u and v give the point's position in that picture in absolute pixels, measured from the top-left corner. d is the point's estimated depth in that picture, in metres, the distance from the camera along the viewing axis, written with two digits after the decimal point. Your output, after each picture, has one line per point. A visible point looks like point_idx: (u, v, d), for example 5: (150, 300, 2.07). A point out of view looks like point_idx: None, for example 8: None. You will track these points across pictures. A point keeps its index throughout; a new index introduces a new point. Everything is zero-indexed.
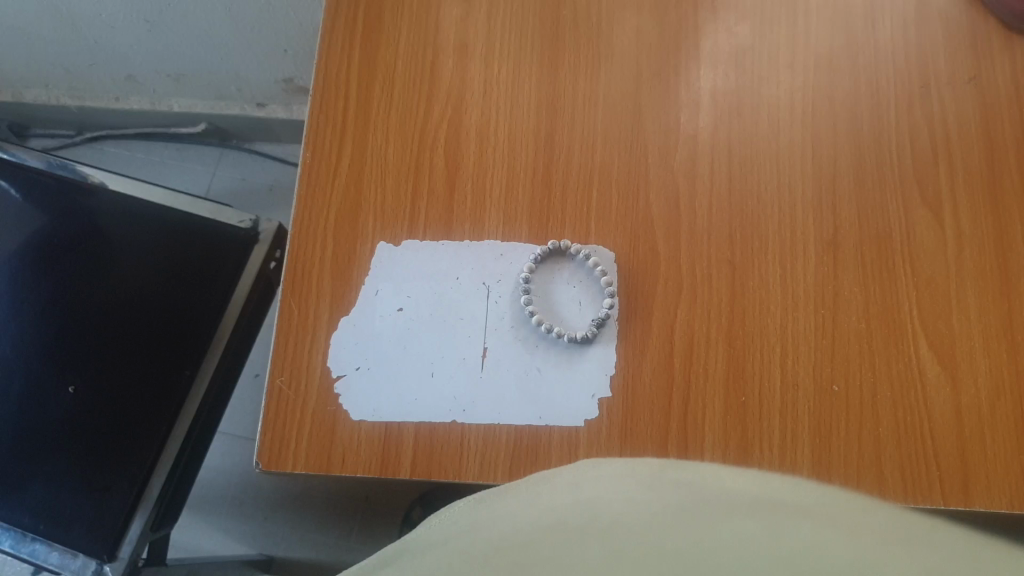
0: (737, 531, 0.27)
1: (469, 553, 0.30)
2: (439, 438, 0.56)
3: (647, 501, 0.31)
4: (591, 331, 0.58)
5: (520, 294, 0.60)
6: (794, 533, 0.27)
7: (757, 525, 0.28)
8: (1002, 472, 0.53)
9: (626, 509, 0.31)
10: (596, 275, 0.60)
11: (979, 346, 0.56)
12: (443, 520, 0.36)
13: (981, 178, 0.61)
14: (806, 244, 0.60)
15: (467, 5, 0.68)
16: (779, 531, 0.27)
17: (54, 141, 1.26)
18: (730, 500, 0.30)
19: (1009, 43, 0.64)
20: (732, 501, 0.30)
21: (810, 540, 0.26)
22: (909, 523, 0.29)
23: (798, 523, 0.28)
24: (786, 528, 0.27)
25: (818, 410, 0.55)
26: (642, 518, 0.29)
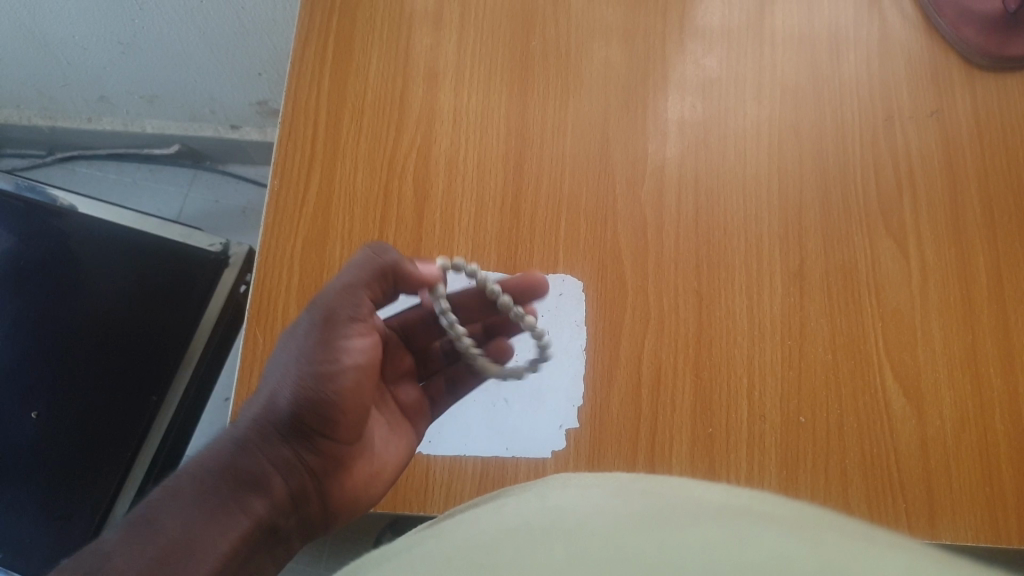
0: (697, 537, 0.27)
1: (430, 556, 0.30)
2: (406, 472, 0.57)
3: (612, 506, 0.31)
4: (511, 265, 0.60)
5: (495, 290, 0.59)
6: (755, 540, 0.27)
7: (717, 531, 0.27)
8: (969, 503, 0.53)
9: (588, 515, 0.30)
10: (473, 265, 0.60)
11: (944, 378, 0.57)
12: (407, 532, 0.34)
13: (944, 209, 0.61)
14: (774, 274, 0.60)
15: (437, 34, 0.68)
16: (740, 537, 0.27)
17: (24, 162, 1.24)
18: (693, 508, 0.30)
19: (970, 76, 0.65)
20: (694, 510, 0.30)
21: (773, 544, 0.26)
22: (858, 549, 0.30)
23: (758, 529, 0.28)
24: (746, 534, 0.27)
25: (785, 442, 0.56)
26: (604, 524, 0.29)
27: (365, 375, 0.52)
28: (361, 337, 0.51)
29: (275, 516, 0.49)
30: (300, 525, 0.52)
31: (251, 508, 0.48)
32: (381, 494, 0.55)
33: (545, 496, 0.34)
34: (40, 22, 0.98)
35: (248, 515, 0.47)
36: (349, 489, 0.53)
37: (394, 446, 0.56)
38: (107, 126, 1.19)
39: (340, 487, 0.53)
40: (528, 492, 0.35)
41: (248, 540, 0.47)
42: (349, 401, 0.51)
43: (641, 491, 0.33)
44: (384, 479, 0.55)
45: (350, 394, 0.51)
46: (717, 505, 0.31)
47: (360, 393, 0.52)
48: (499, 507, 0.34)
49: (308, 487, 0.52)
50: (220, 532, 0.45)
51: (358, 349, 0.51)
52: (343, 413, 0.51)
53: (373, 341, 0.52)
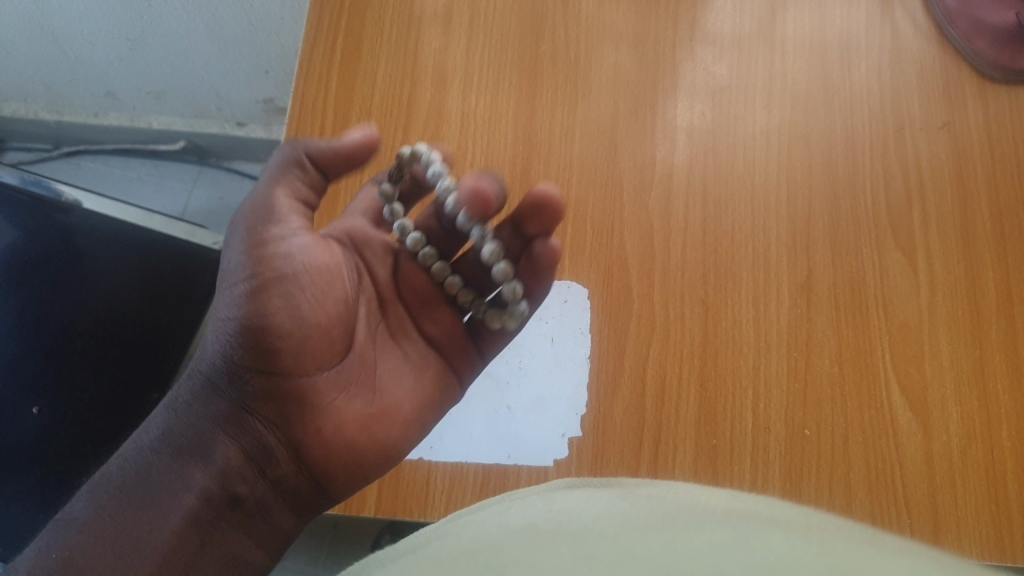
0: (700, 540, 0.28)
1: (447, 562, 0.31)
2: (406, 476, 0.57)
3: (621, 512, 0.32)
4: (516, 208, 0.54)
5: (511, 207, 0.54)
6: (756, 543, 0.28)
7: (721, 535, 0.29)
8: (974, 519, 0.53)
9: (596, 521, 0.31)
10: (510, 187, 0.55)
11: (951, 393, 0.56)
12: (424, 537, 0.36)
13: (954, 222, 0.61)
14: (781, 285, 0.60)
15: (446, 37, 0.68)
16: (740, 540, 0.28)
17: (31, 155, 1.23)
18: (698, 514, 0.31)
19: (982, 89, 0.64)
20: (700, 516, 0.31)
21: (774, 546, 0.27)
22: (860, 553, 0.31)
23: (761, 532, 0.29)
24: (748, 536, 0.28)
25: (790, 454, 0.55)
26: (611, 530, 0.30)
27: (299, 292, 0.46)
28: (285, 245, 0.46)
29: (225, 485, 0.46)
30: (273, 489, 0.48)
31: (190, 481, 0.45)
32: (388, 435, 0.49)
33: (558, 506, 0.35)
34: (48, 16, 0.98)
35: (187, 491, 0.45)
36: (329, 434, 0.48)
37: (407, 382, 0.51)
38: (113, 121, 1.19)
39: (319, 432, 0.47)
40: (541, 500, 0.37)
41: (194, 517, 0.44)
42: (285, 326, 0.45)
43: (651, 499, 0.34)
44: (389, 416, 0.49)
45: (281, 317, 0.45)
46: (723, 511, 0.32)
47: (296, 316, 0.46)
48: (513, 514, 0.36)
49: (267, 442, 0.47)
50: (151, 516, 0.43)
51: (277, 263, 0.45)
52: (280, 334, 0.45)
53: (304, 253, 0.46)
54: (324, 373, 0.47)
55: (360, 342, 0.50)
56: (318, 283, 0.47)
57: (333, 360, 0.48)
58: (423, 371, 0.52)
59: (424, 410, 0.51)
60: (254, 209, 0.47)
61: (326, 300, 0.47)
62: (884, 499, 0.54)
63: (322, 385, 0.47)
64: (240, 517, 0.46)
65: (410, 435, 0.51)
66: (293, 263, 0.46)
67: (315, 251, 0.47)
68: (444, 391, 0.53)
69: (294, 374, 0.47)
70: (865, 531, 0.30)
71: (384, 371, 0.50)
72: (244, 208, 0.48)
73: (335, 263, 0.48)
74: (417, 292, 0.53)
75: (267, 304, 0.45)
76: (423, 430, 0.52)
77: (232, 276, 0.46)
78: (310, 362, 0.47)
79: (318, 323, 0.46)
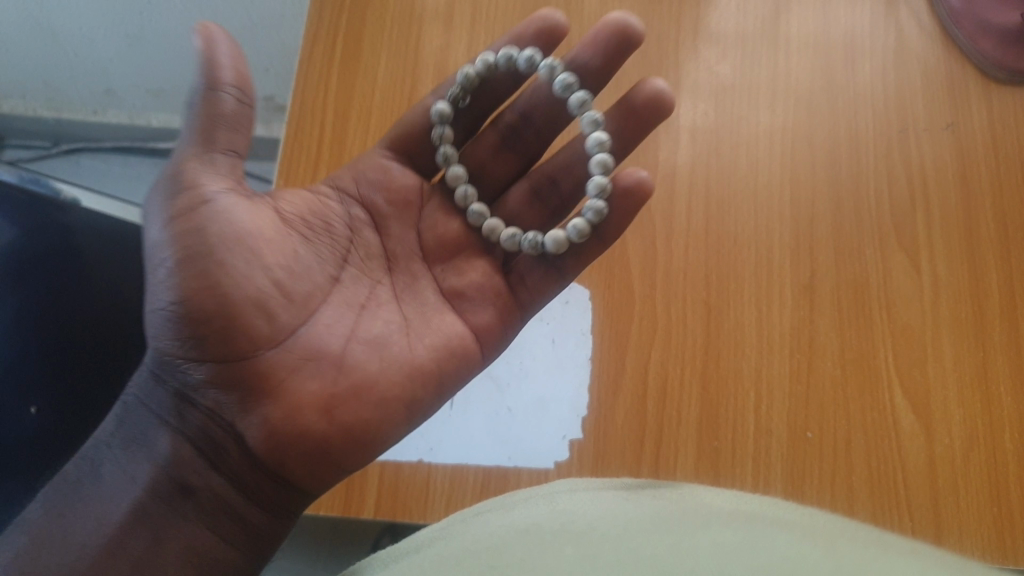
0: (706, 547, 0.33)
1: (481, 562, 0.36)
2: (406, 478, 0.57)
3: (632, 526, 0.36)
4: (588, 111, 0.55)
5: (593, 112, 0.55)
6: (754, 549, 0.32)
7: (724, 544, 0.33)
8: (975, 522, 0.53)
9: (612, 533, 0.36)
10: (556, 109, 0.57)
11: (954, 395, 0.56)
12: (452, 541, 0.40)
13: (957, 222, 0.60)
14: (783, 286, 0.59)
15: (448, 35, 0.67)
16: (741, 547, 0.33)
17: (30, 152, 1.20)
18: (700, 526, 0.36)
19: (987, 90, 0.64)
20: (704, 528, 0.35)
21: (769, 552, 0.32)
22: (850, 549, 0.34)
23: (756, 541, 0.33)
24: (746, 544, 0.33)
25: (792, 457, 0.55)
26: (627, 540, 0.35)
27: (213, 258, 0.44)
28: (202, 209, 0.45)
29: (171, 474, 0.45)
30: (231, 479, 0.46)
31: (135, 474, 0.45)
32: (358, 418, 0.45)
33: (572, 515, 0.39)
34: (47, 10, 0.99)
35: (133, 484, 0.44)
36: (278, 416, 0.44)
37: (394, 348, 0.48)
38: (113, 118, 1.17)
39: (268, 418, 0.45)
40: (554, 510, 0.41)
41: (140, 509, 0.44)
42: (201, 296, 0.44)
43: (655, 514, 0.38)
44: (358, 395, 0.46)
45: (196, 286, 0.44)
46: (724, 524, 0.36)
47: (212, 285, 0.44)
48: (532, 519, 0.40)
49: (217, 430, 0.46)
50: (96, 510, 0.43)
51: (188, 232, 0.44)
52: (209, 301, 0.44)
53: (215, 217, 0.45)
54: (266, 348, 0.45)
55: (337, 304, 0.48)
56: (237, 247, 0.45)
57: (271, 331, 0.45)
58: (423, 338, 0.49)
59: (410, 386, 0.47)
60: (165, 183, 0.46)
61: (249, 265, 0.45)
62: (886, 501, 0.54)
63: (264, 362, 0.45)
64: (195, 508, 0.45)
65: (388, 418, 0.46)
66: (201, 230, 0.44)
67: (228, 213, 0.45)
68: (452, 360, 0.49)
69: (226, 351, 0.44)
70: (845, 543, 0.34)
71: (371, 339, 0.48)
72: (157, 185, 0.47)
73: (260, 229, 0.46)
74: (445, 248, 0.54)
75: (182, 276, 0.44)
76: (411, 415, 0.48)
77: (152, 255, 0.45)
78: (240, 334, 0.44)
79: (241, 290, 0.44)
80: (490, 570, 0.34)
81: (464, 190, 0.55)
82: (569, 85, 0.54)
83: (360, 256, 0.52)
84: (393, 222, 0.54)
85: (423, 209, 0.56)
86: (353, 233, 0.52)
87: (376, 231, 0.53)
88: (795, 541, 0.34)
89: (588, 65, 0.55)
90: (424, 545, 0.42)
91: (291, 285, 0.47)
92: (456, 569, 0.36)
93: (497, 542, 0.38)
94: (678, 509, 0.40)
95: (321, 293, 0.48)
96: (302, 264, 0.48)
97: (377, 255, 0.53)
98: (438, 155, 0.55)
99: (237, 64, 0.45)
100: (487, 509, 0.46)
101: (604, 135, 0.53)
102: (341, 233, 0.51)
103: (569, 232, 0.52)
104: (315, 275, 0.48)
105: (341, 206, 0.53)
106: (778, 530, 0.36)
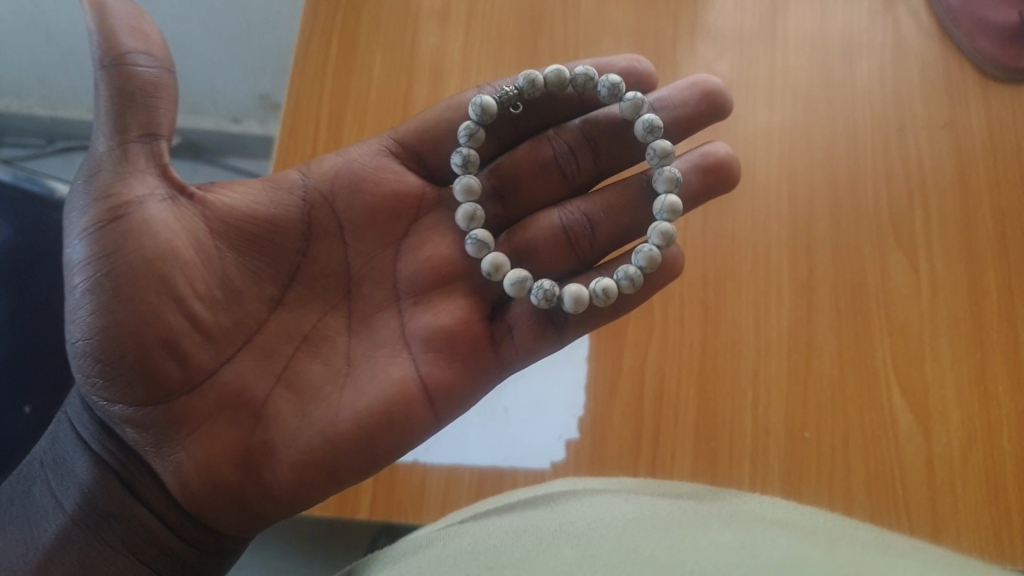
0: (712, 548, 0.33)
1: (485, 564, 0.35)
2: (402, 478, 0.57)
3: (635, 527, 0.36)
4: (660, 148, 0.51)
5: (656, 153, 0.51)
6: (759, 550, 0.32)
7: (729, 544, 0.33)
8: (974, 522, 0.52)
9: (615, 535, 0.35)
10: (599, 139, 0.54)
11: (952, 395, 0.55)
12: (453, 543, 0.40)
13: (956, 222, 0.60)
14: (781, 286, 0.59)
15: (444, 33, 0.67)
16: (748, 548, 0.32)
17: (24, 150, 1.18)
18: (704, 527, 0.35)
19: (985, 87, 0.63)
20: (706, 530, 0.35)
21: (776, 554, 0.32)
22: (855, 549, 0.33)
23: (760, 543, 0.33)
24: (751, 545, 0.33)
25: (790, 457, 0.55)
26: (631, 542, 0.34)
27: (117, 289, 0.44)
28: (113, 229, 0.44)
29: (94, 504, 0.47)
30: (156, 510, 0.47)
31: (64, 500, 0.47)
32: (274, 476, 0.46)
33: (572, 517, 0.39)
34: None
35: (60, 510, 0.47)
36: (191, 466, 0.45)
37: (316, 415, 0.47)
38: None
39: (180, 466, 0.46)
40: (557, 511, 0.41)
41: (63, 538, 0.46)
42: (105, 331, 0.44)
43: (658, 515, 0.38)
44: (272, 455, 0.46)
45: (99, 318, 0.44)
46: (725, 527, 0.36)
47: (116, 318, 0.44)
48: (533, 521, 0.39)
49: (139, 466, 0.47)
50: (27, 536, 0.47)
51: (92, 259, 0.44)
52: (122, 326, 0.44)
53: (125, 238, 0.44)
54: (180, 391, 0.45)
55: (269, 342, 0.48)
56: (143, 277, 0.44)
57: (184, 370, 0.45)
58: (355, 406, 0.47)
59: (330, 453, 0.46)
60: (78, 191, 0.45)
61: (158, 297, 0.44)
62: (884, 501, 0.53)
63: (177, 406, 0.45)
64: (117, 541, 0.46)
65: (307, 481, 0.46)
66: (106, 256, 0.44)
67: (135, 233, 0.44)
68: (388, 428, 0.47)
69: (135, 392, 0.45)
70: (850, 544, 0.34)
71: (297, 389, 0.48)
72: (74, 192, 0.46)
73: (176, 250, 0.45)
74: (424, 277, 0.51)
75: (88, 305, 0.44)
76: (332, 478, 0.47)
77: (66, 273, 0.45)
78: (148, 373, 0.44)
79: (147, 323, 0.44)
80: (489, 571, 0.34)
81: (472, 210, 0.51)
82: (654, 128, 0.51)
83: (315, 272, 0.50)
84: (370, 238, 0.51)
85: (414, 223, 0.53)
86: (309, 245, 0.50)
87: (343, 246, 0.51)
88: (799, 543, 0.33)
89: (667, 110, 0.53)
90: (423, 547, 0.41)
91: (209, 316, 0.46)
92: (454, 569, 0.36)
93: (498, 543, 0.37)
94: (679, 510, 0.39)
95: (251, 323, 0.48)
96: (228, 291, 0.47)
97: (337, 276, 0.50)
98: (458, 153, 0.51)
99: (144, 46, 0.44)
100: (488, 513, 0.45)
101: (678, 200, 0.50)
102: (291, 248, 0.49)
103: (598, 291, 0.49)
104: (244, 302, 0.48)
105: (293, 208, 0.50)
106: (780, 532, 0.35)
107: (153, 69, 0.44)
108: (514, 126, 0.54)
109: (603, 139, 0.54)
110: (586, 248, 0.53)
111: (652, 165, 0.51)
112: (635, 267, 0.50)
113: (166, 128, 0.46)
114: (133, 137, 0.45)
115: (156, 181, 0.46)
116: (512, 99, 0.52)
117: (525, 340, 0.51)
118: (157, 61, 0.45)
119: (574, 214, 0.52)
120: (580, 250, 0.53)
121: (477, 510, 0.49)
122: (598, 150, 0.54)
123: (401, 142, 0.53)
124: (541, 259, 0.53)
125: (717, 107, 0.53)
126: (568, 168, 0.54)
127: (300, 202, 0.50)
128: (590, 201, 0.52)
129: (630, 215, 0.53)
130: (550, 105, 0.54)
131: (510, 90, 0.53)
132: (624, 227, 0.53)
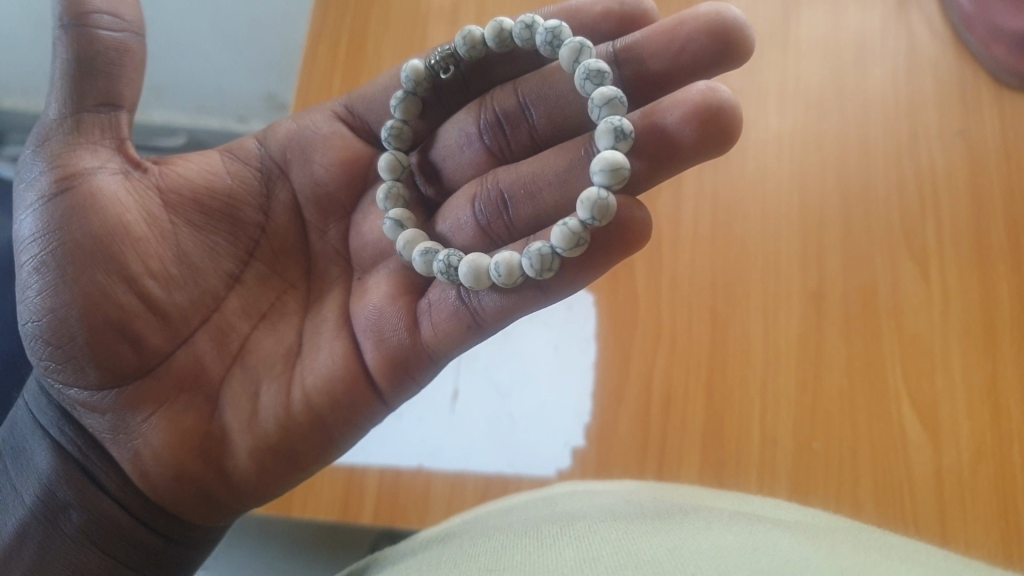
0: (716, 551, 0.32)
1: (483, 567, 0.34)
2: (405, 486, 0.57)
3: (639, 532, 0.35)
4: (604, 94, 0.44)
5: (601, 102, 0.44)
6: (765, 556, 0.31)
7: (734, 550, 0.32)
8: (982, 533, 0.52)
9: (616, 540, 0.34)
10: (525, 109, 0.49)
11: (962, 407, 0.54)
12: (452, 547, 0.39)
13: (968, 231, 0.59)
14: (791, 294, 0.59)
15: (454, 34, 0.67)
16: (753, 554, 0.31)
17: None
18: (709, 533, 0.34)
19: (999, 96, 0.63)
20: (712, 535, 0.34)
21: (782, 560, 0.31)
22: (865, 557, 0.33)
23: (764, 550, 0.32)
24: (757, 552, 0.32)
25: (797, 469, 0.54)
26: (633, 547, 0.33)
27: (66, 268, 0.44)
28: (61, 204, 0.45)
29: (53, 496, 0.47)
30: (120, 500, 0.47)
31: (24, 492, 0.47)
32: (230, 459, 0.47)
33: (575, 522, 0.38)
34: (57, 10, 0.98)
35: (20, 503, 0.47)
36: (149, 456, 0.46)
37: (266, 398, 0.47)
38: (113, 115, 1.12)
39: (138, 454, 0.46)
40: (561, 516, 0.40)
41: (23, 532, 0.46)
42: (55, 314, 0.44)
43: (663, 520, 0.37)
44: (228, 442, 0.47)
45: (50, 298, 0.44)
46: (732, 533, 0.35)
47: (65, 300, 0.44)
48: (536, 525, 0.39)
49: (99, 452, 0.47)
50: None
51: (41, 237, 0.45)
52: (72, 303, 0.44)
53: (74, 214, 0.44)
54: (134, 376, 0.46)
55: (226, 321, 0.49)
56: (93, 258, 0.44)
57: (138, 353, 0.45)
58: (304, 386, 0.47)
59: (286, 438, 0.47)
60: (31, 162, 0.46)
61: (107, 277, 0.45)
62: (892, 511, 0.53)
63: (132, 389, 0.46)
64: (77, 532, 0.46)
65: (267, 467, 0.47)
66: (53, 233, 0.44)
67: (84, 208, 0.45)
68: (342, 408, 0.47)
69: (89, 375, 0.45)
70: (859, 553, 0.33)
71: (251, 368, 0.48)
72: (26, 165, 0.46)
73: (127, 225, 0.46)
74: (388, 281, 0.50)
75: (39, 285, 0.45)
76: (289, 462, 0.48)
77: (19, 248, 0.46)
78: (101, 356, 0.45)
79: (97, 302, 0.44)
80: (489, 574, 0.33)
81: (387, 188, 0.49)
82: (594, 74, 0.44)
83: (271, 249, 0.51)
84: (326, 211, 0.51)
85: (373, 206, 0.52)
86: (267, 219, 0.51)
87: (301, 220, 0.52)
88: (808, 551, 0.32)
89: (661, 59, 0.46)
90: (423, 550, 0.41)
91: (165, 296, 0.46)
92: (454, 570, 0.35)
93: (499, 546, 0.36)
94: (688, 514, 0.38)
95: (209, 300, 0.48)
96: (184, 269, 0.47)
97: (295, 253, 0.51)
98: (386, 128, 0.51)
99: (110, 6, 0.44)
100: (491, 517, 0.44)
101: (619, 154, 0.42)
102: (250, 221, 0.50)
103: (494, 267, 0.43)
104: (201, 279, 0.48)
105: (251, 181, 0.51)
106: (789, 539, 0.34)
107: (119, 33, 0.44)
108: (463, 87, 0.54)
109: (538, 103, 0.49)
110: (501, 232, 0.48)
111: (599, 118, 0.44)
112: (545, 245, 0.42)
113: (125, 99, 0.47)
114: (89, 106, 0.45)
115: (109, 154, 0.47)
116: (443, 61, 0.51)
117: (445, 321, 0.45)
118: (124, 24, 0.45)
119: (490, 189, 0.47)
120: (496, 234, 0.48)
121: (479, 511, 0.49)
122: (533, 117, 0.49)
123: (349, 109, 0.53)
124: (457, 242, 0.49)
125: (732, 54, 0.44)
126: (495, 142, 0.50)
127: (256, 172, 0.51)
128: (511, 176, 0.46)
129: (558, 195, 0.46)
130: (505, 62, 0.52)
131: (447, 51, 0.51)
132: (546, 206, 0.46)
